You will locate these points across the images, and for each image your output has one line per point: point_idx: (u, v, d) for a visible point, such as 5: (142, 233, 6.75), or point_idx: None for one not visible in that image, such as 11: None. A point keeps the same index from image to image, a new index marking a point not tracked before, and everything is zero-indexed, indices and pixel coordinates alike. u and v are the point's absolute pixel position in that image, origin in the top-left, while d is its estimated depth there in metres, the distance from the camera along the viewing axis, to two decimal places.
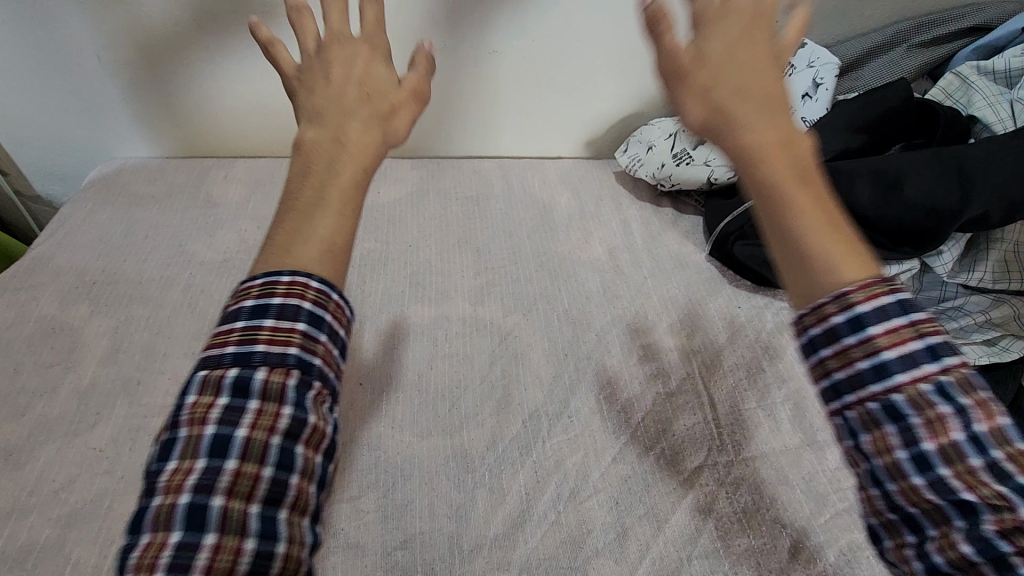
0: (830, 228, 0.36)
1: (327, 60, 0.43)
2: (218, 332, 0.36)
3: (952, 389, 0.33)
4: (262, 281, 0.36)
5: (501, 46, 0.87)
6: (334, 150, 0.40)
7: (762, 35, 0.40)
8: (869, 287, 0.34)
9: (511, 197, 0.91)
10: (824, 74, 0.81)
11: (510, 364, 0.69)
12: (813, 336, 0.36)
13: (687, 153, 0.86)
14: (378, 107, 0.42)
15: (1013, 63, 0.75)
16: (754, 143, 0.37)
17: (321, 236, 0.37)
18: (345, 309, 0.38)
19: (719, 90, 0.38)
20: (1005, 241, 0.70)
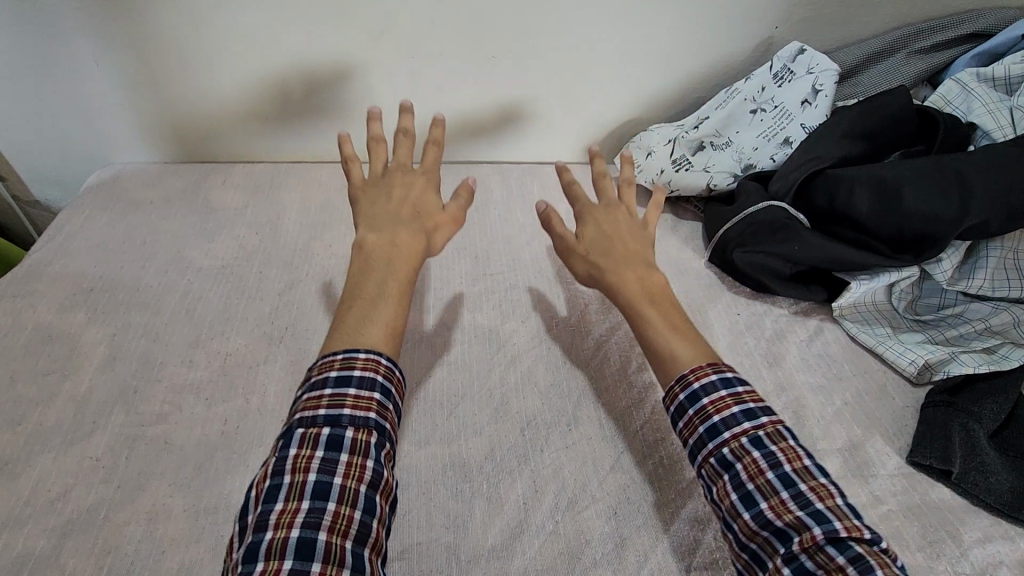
0: (673, 332, 0.56)
1: (390, 184, 0.63)
2: (311, 398, 0.47)
3: (763, 440, 0.48)
4: (343, 356, 0.49)
5: (501, 51, 0.86)
6: (392, 251, 0.58)
7: (628, 217, 0.65)
8: (697, 368, 0.52)
9: (510, 203, 0.91)
10: (823, 82, 0.81)
11: (509, 372, 0.69)
12: (673, 412, 0.53)
13: (687, 159, 0.86)
14: (426, 225, 0.61)
15: (1012, 70, 0.75)
16: (621, 284, 0.60)
17: (383, 316, 0.53)
18: (402, 382, 0.52)
19: (592, 257, 0.62)
20: (1004, 249, 0.70)
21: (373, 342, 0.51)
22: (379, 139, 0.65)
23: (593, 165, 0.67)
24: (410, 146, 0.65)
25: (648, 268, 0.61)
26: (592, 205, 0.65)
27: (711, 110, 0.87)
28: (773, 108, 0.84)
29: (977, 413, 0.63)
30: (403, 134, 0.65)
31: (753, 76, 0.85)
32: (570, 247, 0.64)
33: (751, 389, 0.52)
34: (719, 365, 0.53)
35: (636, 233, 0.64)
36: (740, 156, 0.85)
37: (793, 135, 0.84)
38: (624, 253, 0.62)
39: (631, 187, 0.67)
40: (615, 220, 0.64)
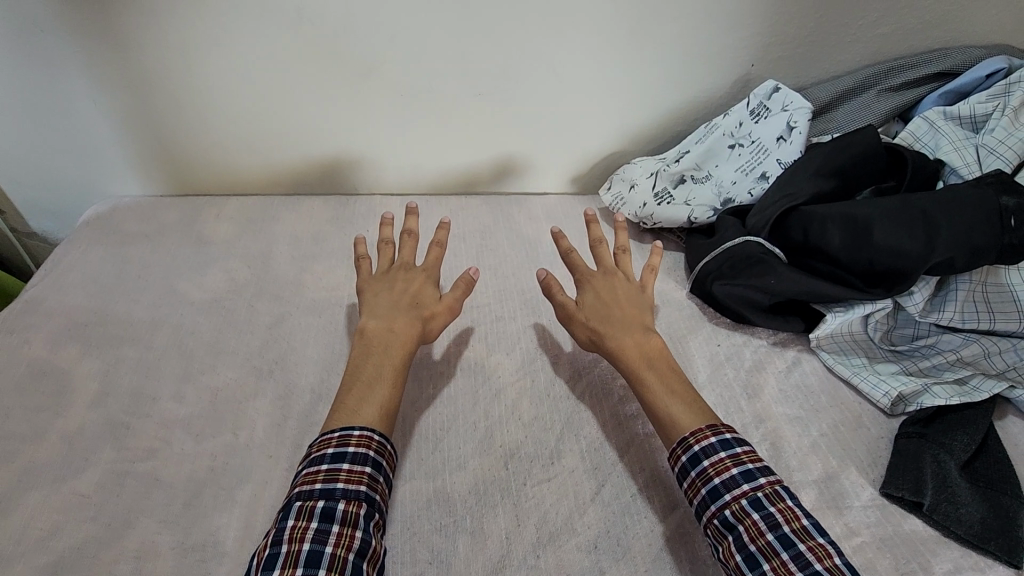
0: (670, 395, 0.62)
1: (393, 279, 0.71)
2: (310, 473, 0.53)
3: (762, 502, 0.53)
4: (340, 433, 0.56)
5: (488, 89, 0.89)
6: (389, 339, 0.64)
7: (628, 289, 0.72)
8: (699, 432, 0.58)
9: (496, 234, 0.93)
10: (798, 119, 0.84)
11: (493, 404, 0.70)
12: (677, 472, 0.58)
13: (669, 192, 0.88)
14: (422, 314, 0.68)
15: (976, 109, 0.78)
16: (622, 350, 0.65)
17: (377, 397, 0.60)
18: (393, 456, 0.58)
19: (590, 322, 0.68)
20: (973, 281, 0.71)
21: (367, 421, 0.58)
22: (387, 240, 0.74)
23: (590, 232, 0.75)
24: (413, 246, 0.74)
25: (645, 331, 0.67)
26: (592, 274, 0.72)
27: (692, 145, 0.90)
28: (751, 143, 0.87)
29: (947, 445, 0.65)
30: (408, 235, 0.75)
31: (732, 111, 0.88)
32: (571, 316, 0.70)
33: (749, 450, 0.57)
34: (717, 427, 0.58)
35: (632, 299, 0.71)
36: (720, 190, 0.88)
37: (770, 170, 0.86)
38: (624, 322, 0.68)
39: (625, 254, 0.75)
40: (613, 289, 0.71)
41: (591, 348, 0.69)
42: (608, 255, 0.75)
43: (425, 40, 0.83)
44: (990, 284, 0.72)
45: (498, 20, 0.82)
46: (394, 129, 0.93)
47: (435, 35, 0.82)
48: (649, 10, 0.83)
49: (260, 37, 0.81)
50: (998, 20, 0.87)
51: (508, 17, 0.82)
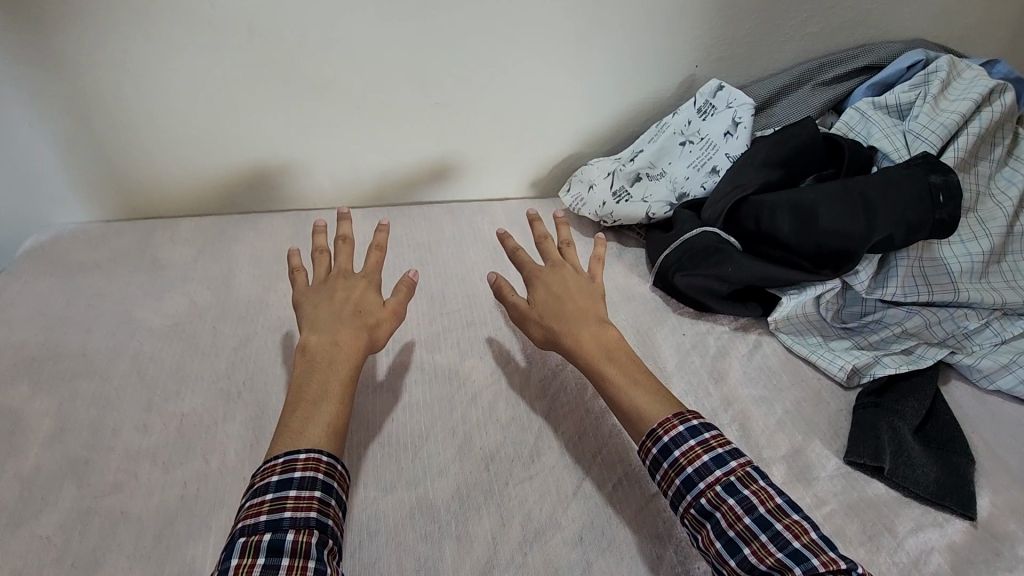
0: (631, 390, 0.63)
1: (332, 288, 0.69)
2: (252, 505, 0.52)
3: (736, 486, 0.55)
4: (284, 458, 0.55)
5: (443, 99, 0.90)
6: (333, 352, 0.63)
7: (578, 282, 0.72)
8: (665, 424, 0.59)
9: (461, 241, 0.94)
10: (742, 115, 0.88)
11: (470, 409, 0.70)
12: (649, 464, 0.59)
13: (626, 190, 0.92)
14: (366, 322, 0.67)
15: (901, 98, 0.83)
16: (580, 347, 0.66)
17: (323, 416, 0.59)
18: (344, 476, 0.57)
19: (546, 320, 0.69)
20: (911, 257, 0.76)
21: (317, 443, 0.56)
22: (322, 249, 0.73)
23: (535, 230, 0.77)
24: (349, 252, 0.73)
25: (600, 325, 0.68)
26: (540, 269, 0.73)
27: (645, 144, 0.94)
28: (700, 139, 0.90)
29: (900, 411, 0.69)
30: (343, 242, 0.74)
31: (680, 111, 0.92)
32: (527, 319, 0.70)
33: (717, 435, 0.59)
34: (685, 415, 0.60)
35: (584, 289, 0.72)
36: (674, 186, 0.91)
37: (719, 164, 0.89)
38: (577, 318, 0.68)
39: (570, 247, 0.77)
40: (563, 281, 0.72)
41: (548, 348, 0.70)
42: (554, 249, 0.76)
43: (378, 49, 0.83)
44: (926, 260, 0.76)
45: (449, 28, 0.83)
46: (351, 141, 0.93)
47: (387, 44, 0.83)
48: (596, 15, 0.86)
49: (208, 54, 0.79)
50: (918, 16, 0.94)
51: (459, 26, 0.83)
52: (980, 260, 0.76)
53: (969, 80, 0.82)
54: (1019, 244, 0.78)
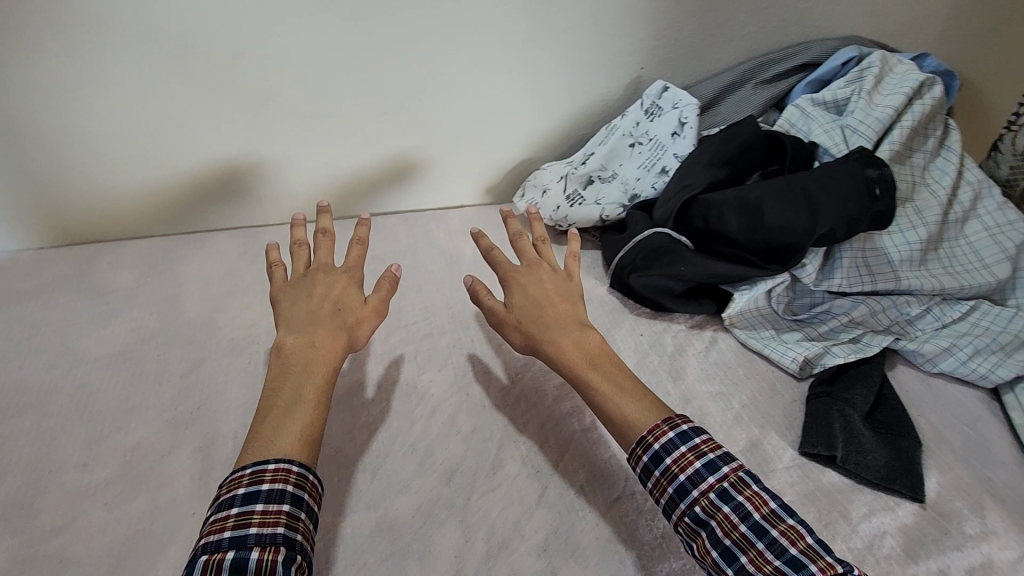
0: (617, 395, 0.62)
1: (311, 285, 0.67)
2: (217, 520, 0.50)
3: (731, 493, 0.54)
4: (251, 470, 0.52)
5: (390, 108, 0.89)
6: (310, 355, 0.61)
7: (555, 283, 0.71)
8: (654, 431, 0.58)
9: (417, 251, 0.93)
10: (687, 116, 0.89)
11: (430, 423, 0.69)
12: (641, 472, 0.59)
13: (579, 193, 0.93)
14: (347, 321, 0.65)
15: (838, 94, 0.86)
16: (562, 354, 0.66)
17: (298, 424, 0.56)
18: (317, 486, 0.55)
19: (525, 325, 0.68)
20: (854, 248, 0.78)
21: (290, 450, 0.55)
22: (301, 243, 0.71)
23: (508, 227, 0.76)
24: (329, 247, 0.71)
25: (581, 329, 0.67)
26: (516, 270, 0.72)
27: (595, 147, 0.95)
28: (649, 140, 0.91)
29: (850, 399, 0.71)
30: (323, 236, 0.72)
31: (628, 113, 0.93)
32: (507, 325, 0.69)
33: (708, 439, 0.58)
34: (675, 420, 0.59)
35: (562, 290, 0.71)
36: (626, 187, 0.91)
37: (668, 165, 0.90)
38: (557, 324, 0.67)
39: (545, 244, 0.76)
40: (540, 282, 0.71)
41: (527, 353, 0.69)
42: (529, 247, 0.75)
43: (320, 51, 0.81)
44: (869, 250, 0.78)
45: (393, 32, 0.82)
46: (297, 153, 0.90)
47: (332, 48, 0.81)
48: (541, 16, 0.86)
49: (138, 67, 0.76)
50: (852, 14, 0.96)
51: (404, 30, 0.82)
52: (917, 247, 0.78)
53: (901, 74, 0.85)
54: (953, 231, 0.81)
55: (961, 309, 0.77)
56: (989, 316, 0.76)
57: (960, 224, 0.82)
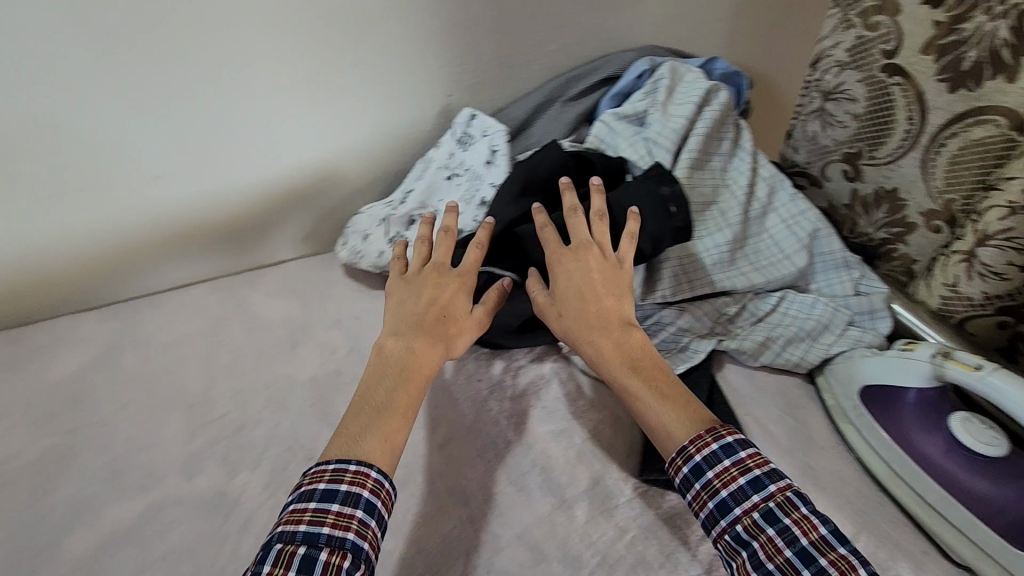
0: (660, 410, 0.61)
1: (420, 286, 0.69)
2: (295, 511, 0.51)
3: (777, 514, 0.53)
4: (335, 466, 0.54)
5: (159, 167, 0.79)
6: (405, 361, 0.62)
7: (608, 276, 0.69)
8: (696, 442, 0.57)
9: (230, 323, 0.81)
10: (497, 141, 0.84)
11: (240, 537, 0.60)
12: (680, 484, 0.58)
13: (402, 235, 0.86)
14: (450, 329, 0.66)
15: (636, 107, 0.87)
16: (603, 358, 0.65)
17: (384, 433, 0.57)
18: (391, 495, 0.55)
19: (567, 317, 0.68)
20: (673, 257, 0.79)
21: (371, 454, 0.55)
22: (425, 238, 0.73)
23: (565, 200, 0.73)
24: (448, 245, 0.72)
25: (625, 332, 0.66)
26: (565, 258, 0.70)
27: (415, 182, 0.90)
28: (466, 171, 0.87)
29: None
30: (446, 233, 0.73)
31: (441, 144, 0.89)
32: (551, 318, 0.69)
33: (755, 455, 0.56)
34: (717, 431, 0.58)
35: (609, 281, 0.68)
36: (448, 223, 0.85)
37: (486, 195, 0.84)
38: (599, 327, 0.66)
39: (603, 224, 0.72)
40: (586, 273, 0.68)
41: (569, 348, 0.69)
42: (584, 229, 0.72)
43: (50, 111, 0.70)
44: (684, 258, 0.80)
45: (142, 82, 0.72)
46: (59, 228, 0.79)
47: (71, 103, 0.71)
48: (326, 49, 0.79)
49: None
50: (648, 24, 0.98)
51: (161, 74, 0.73)
52: (726, 249, 0.81)
53: (689, 83, 0.88)
54: (756, 227, 0.85)
55: (771, 302, 0.81)
56: (796, 303, 0.80)
57: (759, 219, 0.85)
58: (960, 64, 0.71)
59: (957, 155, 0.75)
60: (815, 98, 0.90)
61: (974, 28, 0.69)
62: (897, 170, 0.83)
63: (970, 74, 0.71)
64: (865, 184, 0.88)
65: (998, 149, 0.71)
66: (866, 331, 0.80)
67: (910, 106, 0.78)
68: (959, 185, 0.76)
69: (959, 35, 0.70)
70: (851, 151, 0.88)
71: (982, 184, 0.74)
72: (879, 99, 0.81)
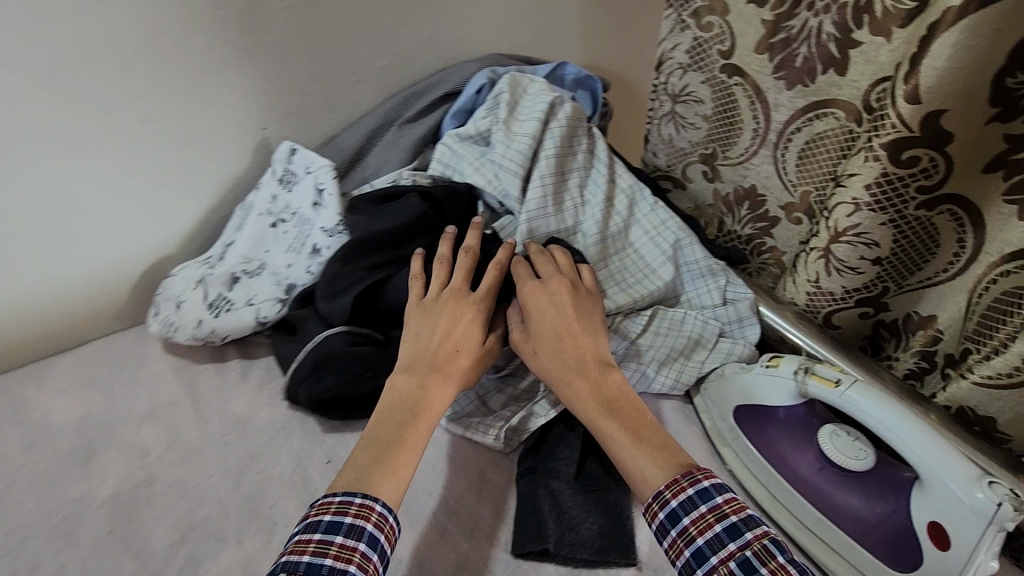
0: (636, 454, 0.57)
1: (437, 312, 0.65)
2: (300, 541, 0.49)
3: (755, 562, 0.48)
4: (340, 499, 0.52)
5: None
6: (414, 402, 0.59)
7: (591, 321, 0.67)
8: (673, 487, 0.53)
9: (5, 438, 0.66)
10: (323, 180, 0.73)
11: None
12: (657, 531, 0.54)
13: (225, 298, 0.74)
14: (460, 368, 0.62)
15: (479, 125, 0.79)
16: (579, 400, 0.62)
17: (390, 479, 0.54)
18: (395, 532, 0.53)
19: (542, 355, 0.65)
20: None
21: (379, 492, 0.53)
22: (442, 258, 0.69)
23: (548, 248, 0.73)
24: (467, 267, 0.68)
25: (605, 374, 0.63)
26: (545, 298, 0.67)
27: (235, 233, 0.77)
28: (293, 215, 0.76)
29: (554, 467, 0.65)
30: (466, 253, 0.69)
31: (262, 186, 0.76)
32: (529, 354, 0.65)
33: (732, 500, 0.52)
34: (693, 475, 0.54)
35: (588, 325, 0.67)
36: (278, 278, 0.75)
37: (318, 242, 0.73)
38: (580, 369, 0.63)
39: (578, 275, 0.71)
40: (568, 314, 0.66)
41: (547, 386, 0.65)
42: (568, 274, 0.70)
43: None
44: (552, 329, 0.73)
45: None
46: None
47: None
48: (85, 93, 0.65)
49: None
50: (490, 29, 0.89)
51: None
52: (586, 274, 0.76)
53: (533, 95, 0.80)
54: (618, 244, 0.79)
55: (642, 321, 0.74)
56: (667, 320, 0.75)
57: (621, 236, 0.79)
58: (794, 61, 0.68)
59: (805, 150, 0.73)
60: (664, 101, 0.86)
61: (802, 23, 0.66)
62: (751, 167, 0.80)
63: (804, 71, 0.68)
64: (724, 184, 0.85)
65: (841, 141, 0.69)
66: (737, 342, 0.77)
67: (753, 106, 0.75)
68: (812, 179, 0.74)
69: (788, 32, 0.67)
70: (706, 152, 0.85)
71: (833, 176, 0.72)
72: (724, 99, 0.78)
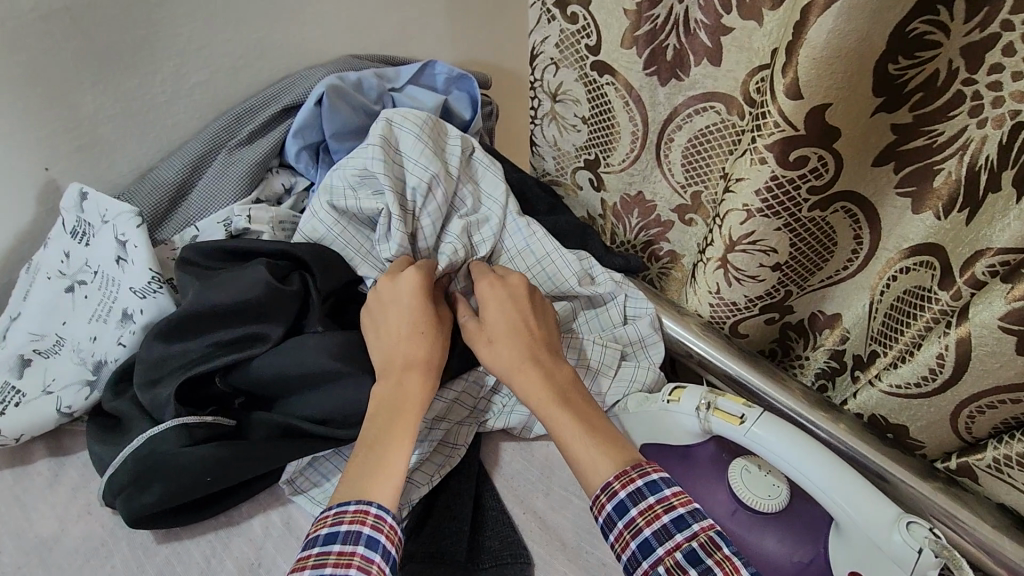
0: (585, 445, 0.51)
1: (389, 302, 0.58)
2: (296, 562, 0.43)
3: (700, 553, 0.43)
4: (334, 512, 0.45)
5: None
6: (394, 396, 0.52)
7: (538, 312, 0.60)
8: (621, 476, 0.47)
9: None
10: (122, 230, 0.61)
11: None
12: (603, 523, 0.48)
13: (11, 388, 0.59)
14: (428, 357, 0.55)
15: (359, 200, 0.63)
16: (533, 396, 0.54)
17: (386, 477, 0.48)
18: (399, 532, 0.46)
19: (497, 343, 0.57)
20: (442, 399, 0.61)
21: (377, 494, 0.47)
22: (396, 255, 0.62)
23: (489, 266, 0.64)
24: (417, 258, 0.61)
25: (555, 364, 0.56)
26: (495, 289, 0.60)
27: (20, 303, 0.63)
28: (94, 275, 0.63)
29: (440, 550, 0.55)
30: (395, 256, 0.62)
31: (49, 242, 0.64)
32: (481, 342, 0.58)
33: (681, 491, 0.47)
34: (643, 466, 0.48)
35: (539, 313, 0.60)
36: (82, 355, 0.61)
37: (128, 306, 0.60)
38: (536, 355, 0.56)
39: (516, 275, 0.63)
40: (520, 300, 0.59)
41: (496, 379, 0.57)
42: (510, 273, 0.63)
43: None
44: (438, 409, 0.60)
45: None
46: None
47: None
48: None
49: None
50: (335, 31, 0.76)
51: None
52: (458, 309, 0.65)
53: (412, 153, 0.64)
54: None
55: None
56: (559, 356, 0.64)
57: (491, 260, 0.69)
58: (664, 54, 0.61)
59: (689, 149, 0.66)
60: (542, 100, 0.76)
61: (667, 11, 0.59)
62: (635, 173, 0.72)
63: (676, 63, 0.61)
64: (611, 193, 0.77)
65: (728, 142, 0.63)
66: (640, 366, 0.67)
67: (628, 109, 0.67)
68: (700, 177, 0.67)
69: (654, 22, 0.60)
70: (589, 158, 0.76)
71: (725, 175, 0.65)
72: (598, 101, 0.70)
